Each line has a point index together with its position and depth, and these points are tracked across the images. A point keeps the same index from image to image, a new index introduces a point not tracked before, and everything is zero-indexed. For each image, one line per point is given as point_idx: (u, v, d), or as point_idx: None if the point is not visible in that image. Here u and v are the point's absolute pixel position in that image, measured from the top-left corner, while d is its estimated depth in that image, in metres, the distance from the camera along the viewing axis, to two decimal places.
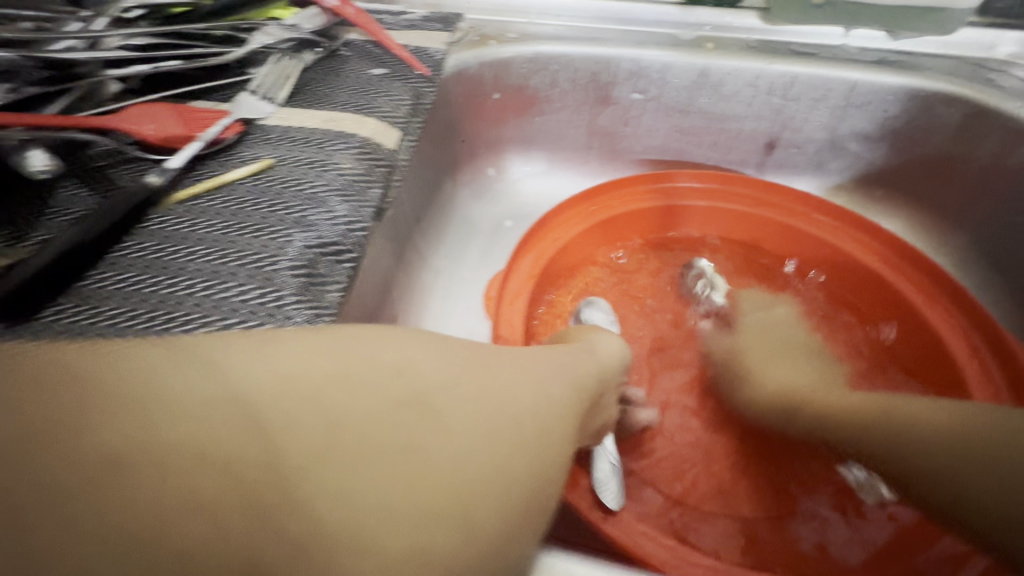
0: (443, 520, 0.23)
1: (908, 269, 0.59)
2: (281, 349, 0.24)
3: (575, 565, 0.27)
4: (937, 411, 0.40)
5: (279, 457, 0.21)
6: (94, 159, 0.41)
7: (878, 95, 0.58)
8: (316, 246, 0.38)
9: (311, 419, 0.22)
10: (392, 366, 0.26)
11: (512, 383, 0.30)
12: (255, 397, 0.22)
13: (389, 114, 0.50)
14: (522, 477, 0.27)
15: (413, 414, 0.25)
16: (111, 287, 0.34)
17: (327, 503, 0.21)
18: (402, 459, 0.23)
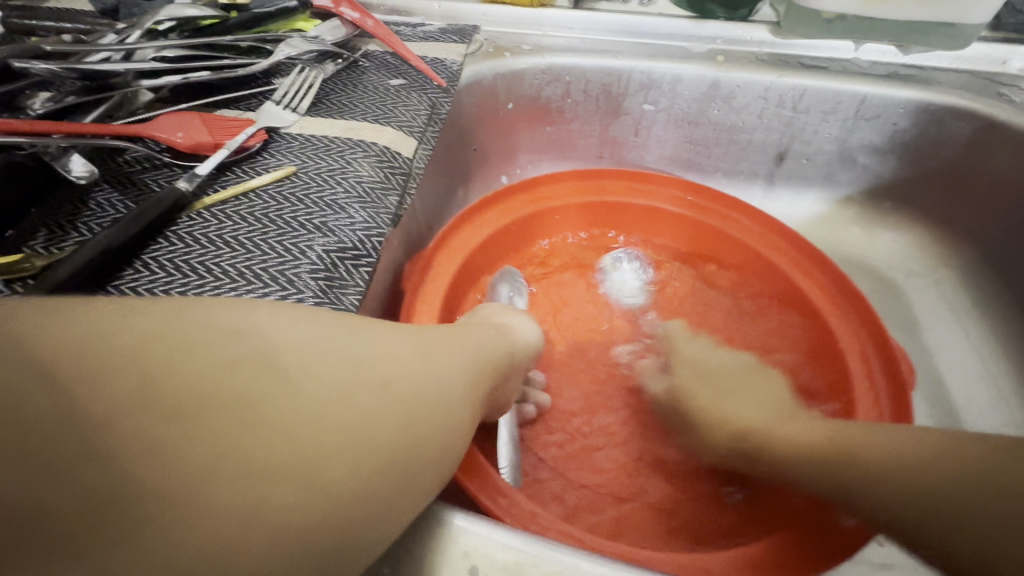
0: (288, 482, 0.20)
1: (824, 283, 0.57)
2: (94, 306, 0.21)
3: (495, 531, 0.26)
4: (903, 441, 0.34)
5: (64, 419, 0.17)
6: (126, 164, 0.43)
7: (887, 108, 0.58)
8: (336, 251, 0.40)
9: (119, 372, 0.19)
10: (228, 326, 0.22)
11: (386, 346, 0.27)
12: (36, 351, 0.18)
13: (407, 123, 0.52)
14: (392, 441, 0.24)
15: (251, 371, 0.21)
16: (143, 288, 0.36)
17: (131, 467, 0.17)
18: (240, 413, 0.20)
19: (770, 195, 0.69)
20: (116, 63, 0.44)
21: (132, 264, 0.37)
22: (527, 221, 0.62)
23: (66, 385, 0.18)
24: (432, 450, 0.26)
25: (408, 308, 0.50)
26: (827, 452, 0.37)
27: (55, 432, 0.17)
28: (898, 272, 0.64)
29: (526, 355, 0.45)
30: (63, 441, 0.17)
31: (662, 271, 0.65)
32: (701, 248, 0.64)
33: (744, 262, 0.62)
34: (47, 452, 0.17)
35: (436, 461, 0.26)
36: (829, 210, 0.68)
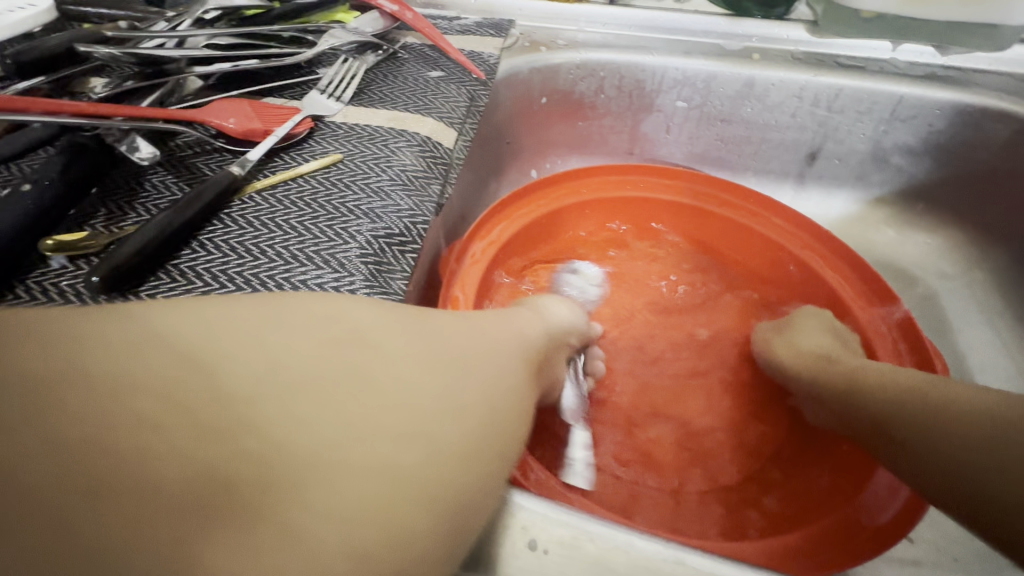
0: (414, 444, 0.22)
1: (849, 272, 0.58)
2: (210, 303, 0.23)
3: (539, 506, 0.27)
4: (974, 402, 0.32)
5: (231, 388, 0.19)
6: (179, 148, 0.44)
7: (924, 109, 0.58)
8: (383, 236, 0.41)
9: (252, 357, 0.21)
10: (328, 315, 0.25)
11: (455, 332, 0.29)
12: (185, 336, 0.20)
13: (447, 115, 0.52)
14: (481, 409, 0.26)
15: (356, 351, 0.23)
16: (201, 267, 0.37)
17: (290, 428, 0.19)
18: (360, 387, 0.22)
19: (800, 195, 0.69)
20: (171, 50, 0.45)
21: (188, 245, 0.38)
22: (557, 214, 0.62)
23: (220, 363, 0.20)
24: (512, 420, 0.28)
25: (445, 297, 0.50)
26: (902, 391, 0.37)
27: (221, 399, 0.19)
28: (930, 274, 0.64)
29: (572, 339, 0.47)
30: (230, 404, 0.19)
31: (681, 267, 0.66)
32: (719, 245, 0.65)
33: (762, 261, 0.63)
34: (223, 416, 0.18)
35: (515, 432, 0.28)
36: (860, 210, 0.68)
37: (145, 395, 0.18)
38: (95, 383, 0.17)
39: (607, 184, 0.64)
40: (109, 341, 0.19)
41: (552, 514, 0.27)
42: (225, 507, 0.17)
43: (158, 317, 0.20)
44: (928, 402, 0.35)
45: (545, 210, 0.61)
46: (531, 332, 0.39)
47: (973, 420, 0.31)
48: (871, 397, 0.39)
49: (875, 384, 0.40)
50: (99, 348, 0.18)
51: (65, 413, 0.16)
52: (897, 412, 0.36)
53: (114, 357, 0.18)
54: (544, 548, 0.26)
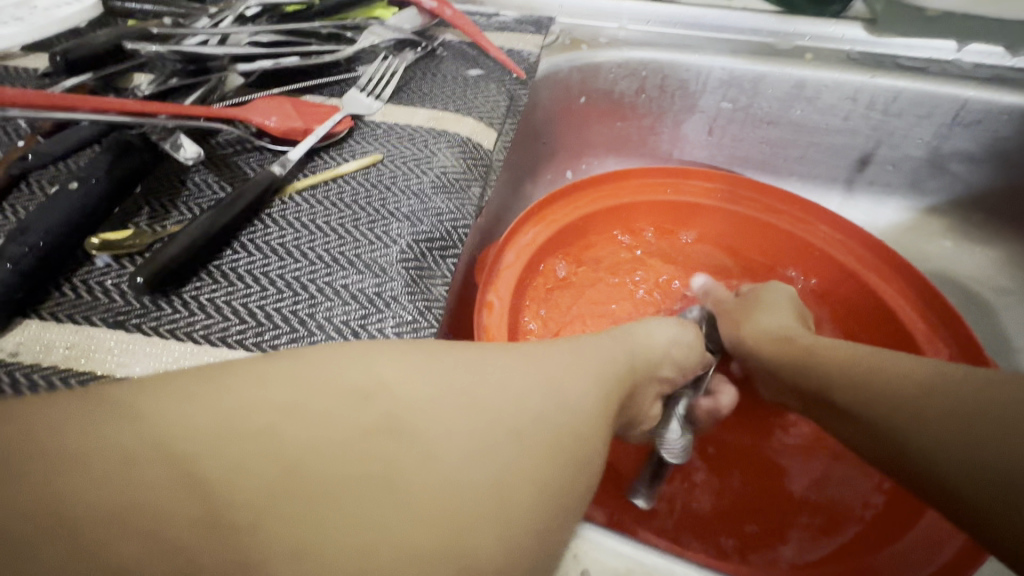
0: (436, 558, 0.21)
1: (904, 285, 0.55)
2: (229, 386, 0.22)
3: (602, 538, 0.27)
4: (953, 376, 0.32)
5: (236, 512, 0.18)
6: (220, 145, 0.44)
7: (990, 113, 0.55)
8: (424, 240, 0.40)
9: (266, 462, 0.20)
10: (355, 389, 0.24)
11: (503, 384, 0.28)
12: (192, 445, 0.19)
13: (488, 115, 0.51)
14: (522, 487, 0.24)
15: (384, 439, 0.22)
16: (242, 268, 0.36)
17: (295, 557, 0.18)
18: (380, 490, 0.21)
19: (848, 203, 0.66)
20: (214, 47, 0.45)
21: (230, 246, 0.38)
22: (593, 216, 0.60)
23: (225, 481, 0.19)
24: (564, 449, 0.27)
25: (480, 304, 0.49)
26: (854, 369, 0.37)
27: (212, 527, 0.18)
28: (988, 288, 0.61)
29: (664, 372, 0.43)
30: (226, 534, 0.18)
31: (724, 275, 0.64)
32: (764, 254, 0.63)
33: (808, 271, 0.61)
34: (218, 547, 0.18)
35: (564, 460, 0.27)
36: (914, 220, 0.64)
37: (144, 531, 0.17)
38: (86, 519, 0.17)
39: (642, 185, 0.62)
40: (102, 460, 0.18)
41: (614, 547, 0.27)
42: None
43: (163, 415, 0.20)
44: (873, 375, 0.35)
45: (582, 210, 0.59)
46: (589, 346, 0.37)
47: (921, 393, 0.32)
48: (829, 374, 0.38)
49: (832, 361, 0.39)
50: (89, 469, 0.18)
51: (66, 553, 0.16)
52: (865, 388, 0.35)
53: (103, 486, 0.17)
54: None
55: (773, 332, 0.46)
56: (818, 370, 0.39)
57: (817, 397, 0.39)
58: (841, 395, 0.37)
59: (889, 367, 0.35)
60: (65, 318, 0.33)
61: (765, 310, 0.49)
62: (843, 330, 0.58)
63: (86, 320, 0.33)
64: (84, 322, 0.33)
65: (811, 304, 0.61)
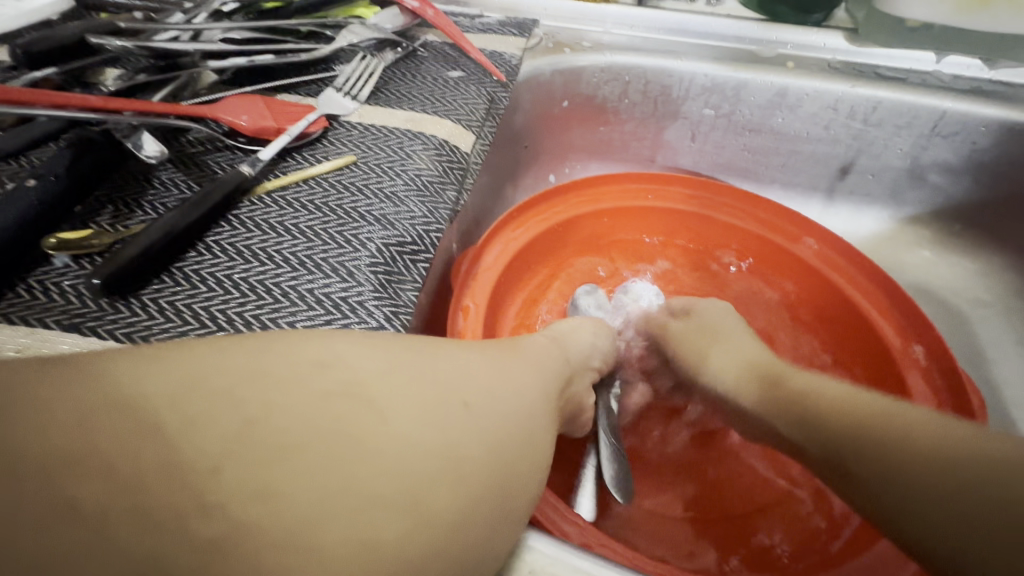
0: (395, 515, 0.20)
1: (879, 294, 0.55)
2: (188, 351, 0.21)
3: (560, 552, 0.26)
4: (927, 424, 0.33)
5: (188, 458, 0.17)
6: (189, 144, 0.43)
7: (968, 125, 0.55)
8: (395, 245, 0.39)
9: (221, 414, 0.19)
10: (315, 357, 0.23)
11: (461, 369, 0.27)
12: (142, 392, 0.18)
13: (465, 117, 0.50)
14: (480, 455, 0.24)
15: (345, 401, 0.21)
16: (206, 271, 0.36)
17: (251, 504, 0.17)
18: (340, 446, 0.20)
19: (829, 211, 0.66)
20: (185, 43, 0.44)
21: (194, 247, 0.37)
22: (574, 220, 0.60)
23: (185, 428, 0.18)
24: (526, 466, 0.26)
25: (454, 308, 0.49)
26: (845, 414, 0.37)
27: (169, 469, 0.17)
28: (965, 299, 0.61)
29: (595, 363, 0.45)
30: (185, 479, 0.17)
31: (700, 282, 0.64)
32: (744, 263, 0.63)
33: (785, 276, 0.61)
34: (170, 491, 0.17)
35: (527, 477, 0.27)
36: (892, 229, 0.65)
37: (86, 476, 0.16)
38: (40, 456, 0.16)
39: (620, 191, 0.62)
40: (54, 405, 0.17)
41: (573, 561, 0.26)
42: None
43: (125, 371, 0.19)
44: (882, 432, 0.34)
45: (562, 215, 0.59)
46: (549, 360, 0.37)
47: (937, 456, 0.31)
48: (826, 432, 0.37)
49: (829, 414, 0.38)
50: (40, 411, 0.17)
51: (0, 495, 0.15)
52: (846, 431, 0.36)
53: (57, 426, 0.16)
54: None
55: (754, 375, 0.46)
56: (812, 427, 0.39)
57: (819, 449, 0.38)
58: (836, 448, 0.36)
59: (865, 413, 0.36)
60: (17, 319, 0.32)
61: (724, 352, 0.49)
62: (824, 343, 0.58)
63: (38, 322, 0.32)
64: (36, 324, 0.32)
65: (790, 314, 0.61)
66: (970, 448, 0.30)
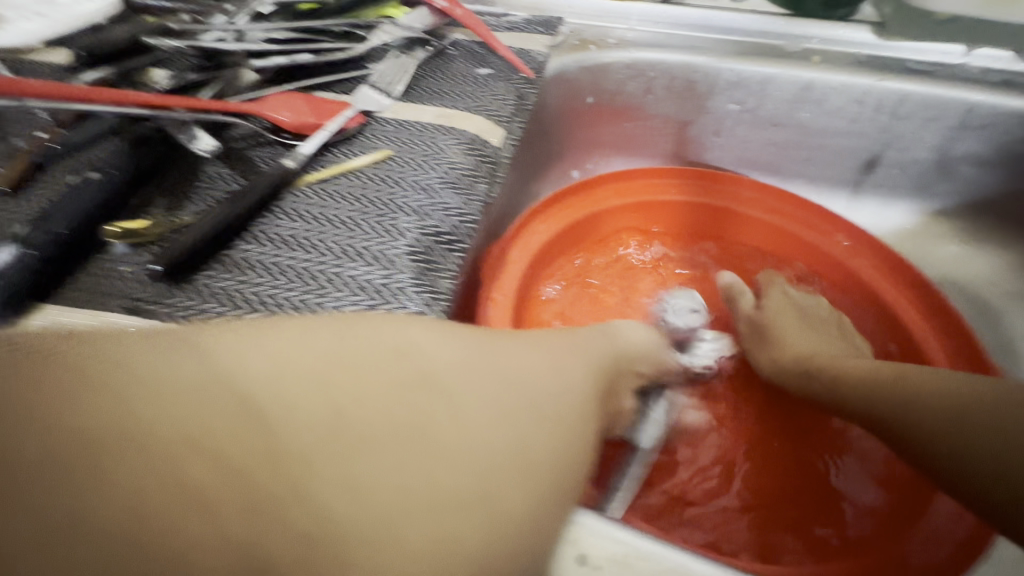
0: (466, 513, 0.21)
1: (907, 286, 0.55)
2: (283, 337, 0.23)
3: (600, 525, 0.27)
4: (935, 378, 0.39)
5: (285, 444, 0.19)
6: (234, 139, 0.45)
7: (998, 117, 0.55)
8: (432, 235, 0.40)
9: (314, 403, 0.21)
10: (395, 346, 0.25)
11: (529, 367, 0.29)
12: (239, 377, 0.20)
13: (496, 113, 0.52)
14: (544, 455, 0.25)
15: (423, 395, 0.23)
16: (255, 259, 0.37)
17: (340, 496, 0.19)
18: (419, 442, 0.22)
19: (854, 205, 0.67)
20: (231, 44, 0.47)
21: (243, 236, 0.39)
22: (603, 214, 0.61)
23: (282, 415, 0.20)
24: (569, 439, 0.27)
25: (485, 299, 0.50)
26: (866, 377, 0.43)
27: (172, 510, 0.17)
28: (996, 293, 0.61)
29: (640, 367, 0.43)
30: (282, 465, 0.19)
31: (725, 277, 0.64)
32: (768, 256, 0.63)
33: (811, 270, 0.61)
34: (269, 473, 0.18)
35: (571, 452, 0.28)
36: (920, 222, 0.64)
37: (198, 458, 0.18)
38: (147, 448, 0.17)
39: (649, 184, 0.63)
40: (172, 386, 0.19)
41: (614, 534, 0.27)
42: None
43: (224, 357, 0.21)
44: (901, 387, 0.40)
45: (590, 209, 0.60)
46: (584, 341, 0.37)
47: (947, 403, 0.37)
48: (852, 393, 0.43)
49: (859, 385, 0.43)
50: (143, 398, 0.18)
51: (122, 477, 0.17)
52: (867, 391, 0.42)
53: (161, 409, 0.18)
54: (595, 564, 0.26)
55: (796, 362, 0.50)
56: (842, 398, 0.44)
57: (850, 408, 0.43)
58: (863, 407, 0.42)
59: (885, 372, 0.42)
60: (83, 303, 0.34)
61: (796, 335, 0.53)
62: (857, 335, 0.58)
63: (102, 305, 0.34)
64: (101, 307, 0.34)
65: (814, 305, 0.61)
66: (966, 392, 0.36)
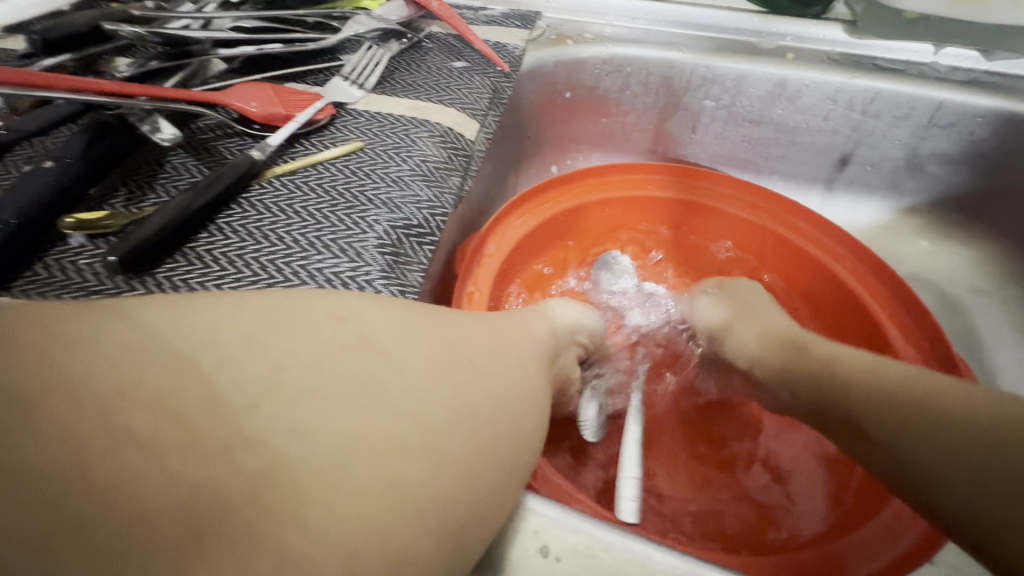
0: (426, 469, 0.21)
1: (877, 282, 0.56)
2: (216, 301, 0.21)
3: (562, 518, 0.27)
4: (963, 401, 0.32)
5: (228, 394, 0.18)
6: (200, 130, 0.44)
7: (965, 116, 0.56)
8: (401, 227, 0.40)
9: (251, 358, 0.19)
10: (329, 311, 0.24)
11: (485, 348, 0.28)
12: (174, 331, 0.19)
13: (470, 106, 0.51)
14: (497, 424, 0.25)
15: (365, 353, 0.22)
16: (219, 251, 0.36)
17: (291, 442, 0.18)
18: (373, 402, 0.21)
19: (827, 202, 0.67)
20: (196, 31, 0.46)
21: (206, 228, 0.38)
22: (579, 209, 0.61)
23: (220, 367, 0.19)
24: (530, 431, 0.27)
25: (460, 293, 0.49)
26: (873, 384, 0.36)
27: (102, 458, 0.15)
28: (962, 288, 0.62)
29: (581, 338, 0.44)
30: (226, 415, 0.18)
31: (700, 273, 0.65)
32: (741, 251, 0.64)
33: (784, 264, 0.62)
34: (215, 422, 0.17)
35: (534, 444, 0.28)
36: (890, 219, 0.65)
37: (133, 406, 0.16)
38: (69, 397, 0.16)
39: (625, 180, 0.63)
40: (100, 337, 0.17)
41: (576, 526, 0.27)
42: (223, 527, 0.16)
43: (156, 311, 0.19)
44: (917, 407, 0.33)
45: (565, 203, 0.60)
46: (533, 329, 0.37)
47: (977, 436, 0.29)
48: (851, 402, 0.37)
49: (861, 395, 0.36)
50: (66, 347, 0.17)
51: (46, 427, 0.15)
52: (869, 407, 0.35)
53: (80, 358, 0.17)
54: (556, 556, 0.26)
55: (775, 359, 0.45)
56: (837, 405, 0.38)
57: (847, 423, 0.37)
58: (867, 423, 0.35)
59: (895, 386, 0.35)
60: (36, 295, 0.33)
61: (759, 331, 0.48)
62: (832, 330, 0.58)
63: (57, 297, 0.33)
64: (56, 300, 0.33)
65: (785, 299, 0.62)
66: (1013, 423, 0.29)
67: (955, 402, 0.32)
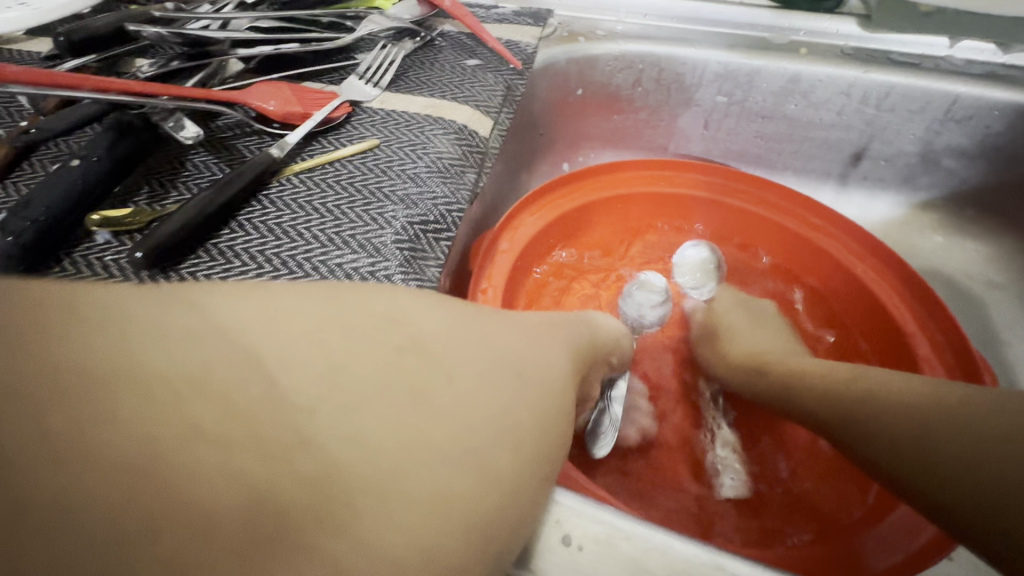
0: (459, 470, 0.21)
1: (894, 278, 0.55)
2: (250, 292, 0.22)
3: (585, 508, 0.27)
4: (915, 388, 0.34)
5: (288, 393, 0.19)
6: (219, 129, 0.45)
7: (981, 109, 0.55)
8: (418, 222, 0.40)
9: (297, 351, 0.20)
10: (383, 313, 0.24)
11: (518, 344, 0.29)
12: (238, 328, 0.19)
13: (483, 104, 0.52)
14: (529, 425, 0.25)
15: (414, 358, 0.23)
16: (240, 247, 0.37)
17: (339, 443, 0.19)
18: (411, 401, 0.21)
19: (842, 197, 0.67)
20: (215, 31, 0.46)
21: (228, 225, 0.38)
22: (593, 205, 0.61)
23: (281, 364, 0.19)
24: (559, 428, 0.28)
25: (473, 289, 0.50)
26: (831, 381, 0.39)
27: (170, 450, 0.15)
28: (978, 283, 0.62)
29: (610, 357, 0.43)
30: (285, 413, 0.18)
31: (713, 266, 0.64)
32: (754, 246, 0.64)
33: (798, 257, 0.62)
34: (275, 420, 0.18)
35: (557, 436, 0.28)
36: (905, 215, 0.65)
37: (200, 399, 0.17)
38: (140, 387, 0.16)
39: (636, 174, 0.63)
40: (167, 326, 0.18)
41: (599, 516, 0.27)
42: (281, 530, 0.17)
43: (218, 307, 0.20)
44: (875, 398, 0.36)
45: (578, 199, 0.60)
46: (569, 327, 0.37)
47: (932, 416, 0.32)
48: (810, 403, 0.40)
49: (817, 396, 0.39)
50: (135, 335, 0.17)
51: (120, 416, 0.15)
52: (830, 407, 0.38)
53: (151, 347, 0.17)
54: (579, 544, 0.26)
55: (744, 361, 0.48)
56: (800, 407, 0.41)
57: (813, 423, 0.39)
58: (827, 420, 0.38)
59: (846, 381, 0.38)
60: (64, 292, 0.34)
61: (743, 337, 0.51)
62: (846, 329, 0.58)
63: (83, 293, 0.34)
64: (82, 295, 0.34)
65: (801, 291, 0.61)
66: (965, 403, 0.31)
67: (912, 392, 0.34)
